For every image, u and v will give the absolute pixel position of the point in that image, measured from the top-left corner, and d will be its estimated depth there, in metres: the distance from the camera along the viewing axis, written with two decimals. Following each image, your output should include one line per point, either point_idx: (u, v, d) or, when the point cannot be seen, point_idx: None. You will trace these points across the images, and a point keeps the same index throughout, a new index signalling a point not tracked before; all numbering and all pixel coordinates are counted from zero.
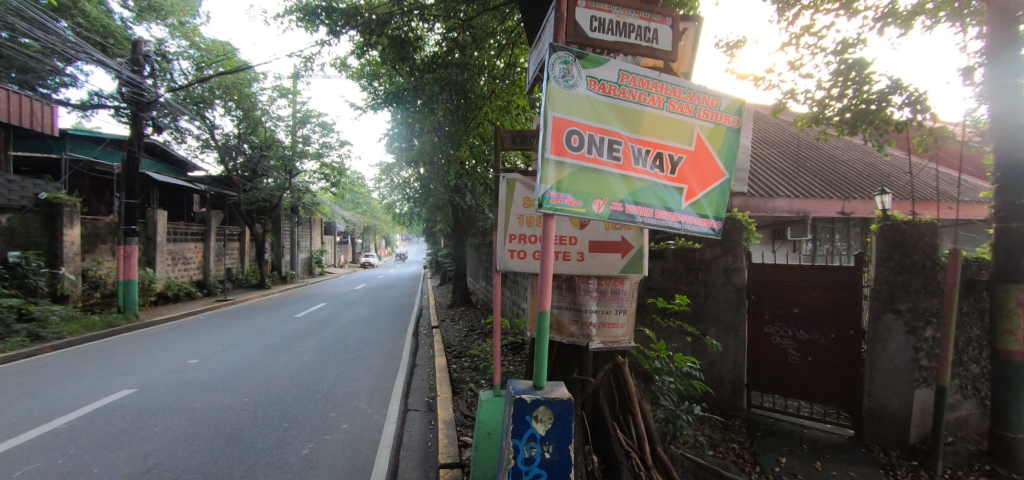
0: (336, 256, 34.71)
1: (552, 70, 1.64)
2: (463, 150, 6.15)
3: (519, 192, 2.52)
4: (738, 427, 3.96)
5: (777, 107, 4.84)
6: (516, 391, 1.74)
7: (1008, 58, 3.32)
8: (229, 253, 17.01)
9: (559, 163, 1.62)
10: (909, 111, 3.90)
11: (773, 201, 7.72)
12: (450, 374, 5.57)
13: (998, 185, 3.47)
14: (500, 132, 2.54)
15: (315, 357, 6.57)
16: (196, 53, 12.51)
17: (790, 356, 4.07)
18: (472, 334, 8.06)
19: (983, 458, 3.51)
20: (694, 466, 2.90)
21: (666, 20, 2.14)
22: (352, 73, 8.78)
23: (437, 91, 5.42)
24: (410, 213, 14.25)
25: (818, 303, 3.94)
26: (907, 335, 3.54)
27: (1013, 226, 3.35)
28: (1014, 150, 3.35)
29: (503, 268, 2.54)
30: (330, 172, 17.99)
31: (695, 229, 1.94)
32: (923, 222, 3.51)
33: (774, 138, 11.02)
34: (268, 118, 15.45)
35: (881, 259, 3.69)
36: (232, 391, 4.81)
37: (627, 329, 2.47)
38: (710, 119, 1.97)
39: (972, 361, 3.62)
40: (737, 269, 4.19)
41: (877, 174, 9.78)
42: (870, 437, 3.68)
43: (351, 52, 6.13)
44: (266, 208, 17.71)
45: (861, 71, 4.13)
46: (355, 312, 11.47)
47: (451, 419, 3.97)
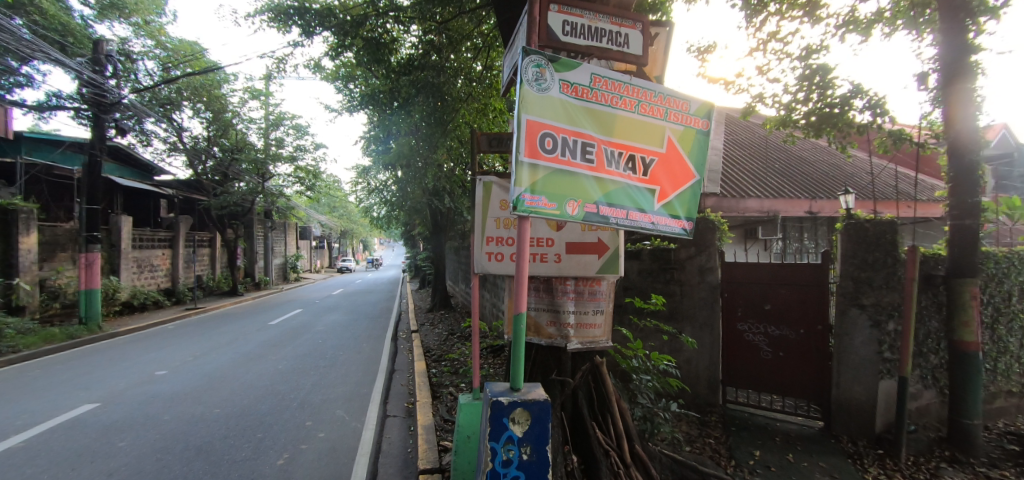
0: (311, 261, 33.95)
1: (525, 73, 1.65)
2: (441, 153, 6.13)
3: (495, 194, 2.53)
4: (715, 422, 4.04)
5: (747, 110, 4.97)
6: (493, 394, 1.73)
7: (957, 64, 3.53)
8: (199, 260, 16.43)
9: (533, 165, 1.63)
10: (870, 114, 4.08)
11: (744, 202, 7.95)
12: (431, 379, 5.51)
13: (951, 185, 3.66)
14: (476, 134, 2.51)
15: (291, 365, 6.42)
16: (163, 53, 12.09)
17: (762, 352, 4.18)
18: (452, 338, 8.01)
19: (943, 444, 3.68)
20: (672, 462, 2.95)
21: (637, 25, 2.19)
22: (327, 74, 8.63)
23: (413, 94, 5.51)
24: (387, 217, 14.10)
25: (787, 299, 4.07)
26: (871, 329, 3.69)
27: (966, 224, 3.53)
28: (964, 150, 3.56)
29: (480, 270, 2.54)
30: (305, 175, 17.64)
31: (668, 229, 1.98)
32: (884, 220, 3.69)
33: (744, 140, 11.37)
34: (240, 121, 15.08)
35: (847, 256, 3.84)
36: (203, 402, 4.65)
37: (605, 329, 2.51)
38: (680, 122, 2.02)
39: (931, 352, 3.80)
40: (711, 268, 4.29)
41: (842, 174, 10.21)
42: (838, 428, 3.81)
43: (326, 53, 6.05)
44: (238, 213, 17.23)
45: (825, 76, 4.29)
46: (333, 318, 11.25)
47: (431, 424, 3.95)
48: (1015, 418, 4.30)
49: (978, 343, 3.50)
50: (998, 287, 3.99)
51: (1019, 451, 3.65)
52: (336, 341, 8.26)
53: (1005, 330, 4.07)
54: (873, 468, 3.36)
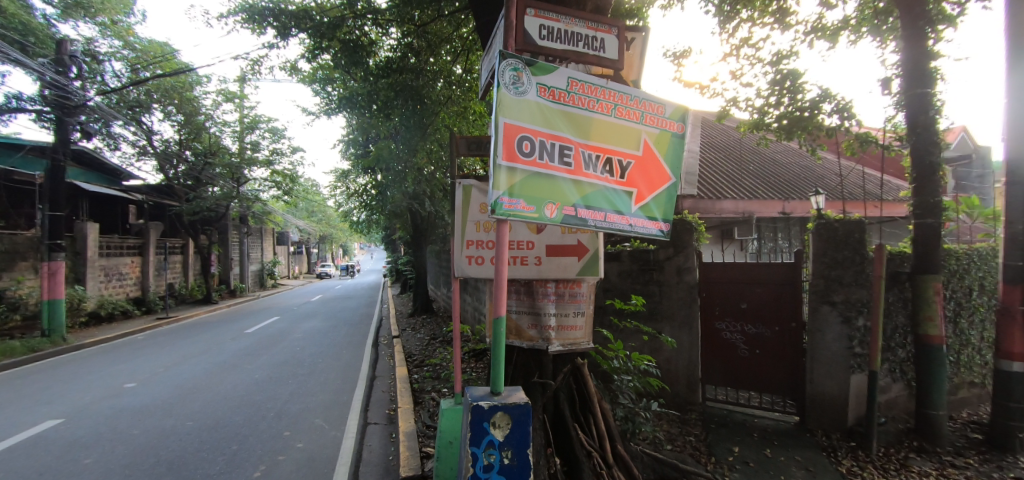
0: (289, 267, 33.25)
1: (502, 77, 1.64)
2: (421, 156, 6.10)
3: (475, 198, 2.52)
4: (694, 420, 4.10)
5: (721, 113, 5.09)
6: (473, 399, 1.72)
7: (918, 70, 3.69)
8: (170, 267, 15.92)
9: (511, 169, 1.62)
10: (838, 117, 4.23)
11: (720, 203, 8.14)
12: (412, 384, 5.44)
13: (914, 185, 3.81)
14: (455, 137, 2.50)
15: (267, 374, 6.25)
16: (131, 54, 11.69)
17: (739, 349, 4.28)
18: (434, 342, 7.94)
19: (911, 435, 3.82)
20: (654, 462, 2.98)
21: (612, 30, 2.22)
22: (304, 77, 8.46)
23: (392, 97, 5.44)
24: (367, 222, 13.92)
25: (762, 298, 4.18)
26: (842, 325, 3.81)
27: (928, 222, 3.68)
28: (925, 152, 3.72)
29: (460, 274, 2.53)
30: (281, 180, 17.32)
31: (645, 231, 2.01)
32: (852, 219, 3.82)
33: (720, 143, 11.66)
34: (213, 124, 14.69)
35: (817, 254, 3.96)
36: (175, 415, 4.48)
37: (585, 331, 2.52)
38: (655, 125, 2.06)
39: (898, 346, 3.94)
40: (688, 268, 4.35)
41: (812, 176, 10.57)
42: (813, 422, 3.91)
43: (302, 55, 5.95)
44: (211, 219, 16.74)
45: (795, 81, 4.43)
46: (312, 325, 11.04)
47: (413, 431, 3.90)
48: (977, 407, 4.50)
49: (941, 337, 3.66)
50: (960, 283, 4.17)
51: (981, 439, 3.82)
52: (315, 348, 8.10)
53: (966, 323, 4.26)
54: (846, 460, 3.45)
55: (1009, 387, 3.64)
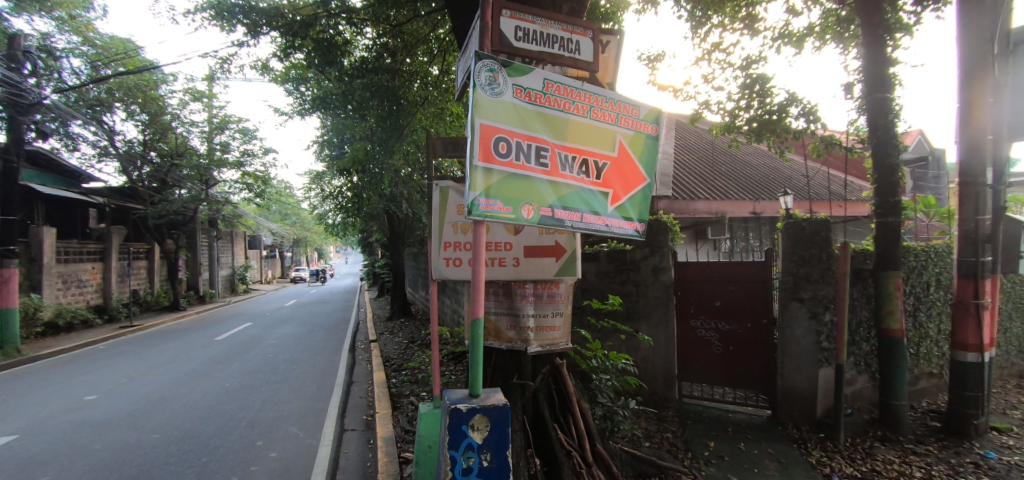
0: (262, 271, 32.31)
1: (478, 78, 1.63)
2: (397, 157, 6.03)
3: (452, 199, 2.51)
4: (671, 417, 4.17)
5: (694, 116, 5.21)
6: (451, 402, 1.70)
7: (878, 76, 3.87)
8: (135, 273, 15.25)
9: (487, 170, 1.60)
10: (804, 120, 4.38)
11: (694, 204, 8.31)
12: (390, 389, 5.36)
13: (876, 186, 3.98)
14: (431, 139, 2.47)
15: (239, 382, 6.06)
16: (91, 50, 11.17)
17: (713, 346, 4.39)
18: (412, 346, 7.85)
19: (875, 425, 3.98)
20: (632, 459, 3.02)
21: (587, 32, 2.25)
22: (276, 76, 8.24)
23: (367, 97, 5.30)
24: (342, 224, 13.66)
25: (734, 295, 4.29)
26: (810, 320, 3.94)
27: (889, 221, 3.85)
28: (886, 154, 3.89)
29: (438, 276, 2.50)
30: (252, 181, 16.85)
31: (621, 231, 2.03)
32: (819, 219, 3.95)
33: (693, 145, 11.95)
34: (179, 124, 14.17)
35: (787, 253, 4.09)
36: (140, 427, 4.30)
37: (564, 331, 2.53)
38: (630, 127, 2.09)
39: (863, 340, 4.10)
40: (664, 268, 4.43)
41: (781, 177, 10.94)
42: (784, 415, 4.04)
43: (274, 55, 5.82)
44: (178, 223, 16.14)
45: (764, 85, 4.57)
46: (286, 330, 10.75)
47: (391, 436, 3.84)
48: (935, 397, 4.73)
49: (902, 330, 3.84)
50: (918, 279, 4.38)
51: (939, 427, 4.01)
52: (289, 354, 7.89)
53: (925, 317, 4.48)
54: (815, 451, 3.56)
55: (964, 377, 3.84)
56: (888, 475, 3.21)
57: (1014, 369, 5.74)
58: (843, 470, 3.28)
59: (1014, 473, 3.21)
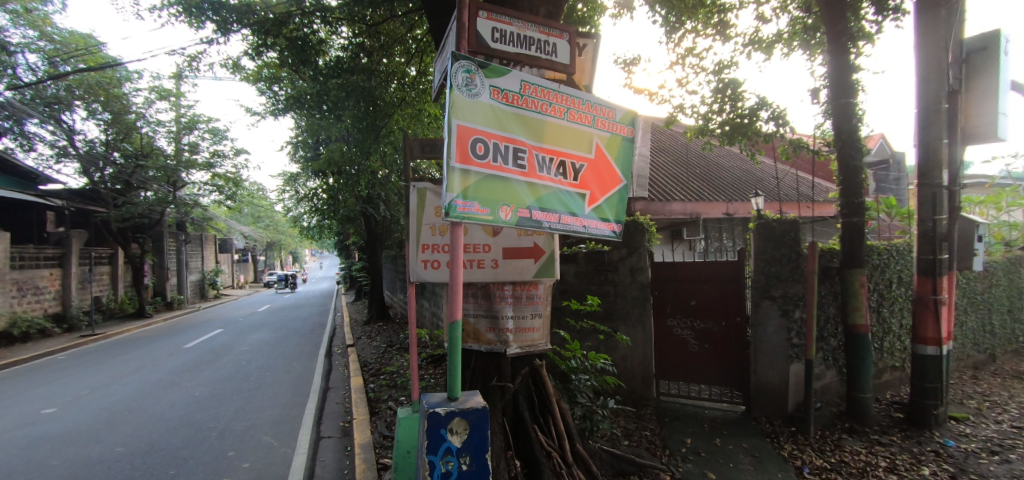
0: (234, 276, 31.33)
1: (455, 78, 1.62)
2: (374, 159, 5.94)
3: (429, 201, 2.49)
4: (649, 415, 4.24)
5: (669, 119, 5.32)
6: (429, 406, 1.68)
7: (843, 82, 4.03)
8: (97, 279, 14.57)
9: (464, 171, 1.59)
10: (774, 124, 4.52)
11: (670, 205, 8.45)
12: (368, 394, 5.27)
13: (842, 187, 4.13)
14: (408, 140, 2.44)
15: (209, 390, 5.86)
16: (49, 45, 10.66)
17: (689, 345, 4.49)
18: (391, 350, 7.73)
19: (843, 417, 4.14)
20: (612, 458, 3.05)
21: (564, 34, 2.26)
22: (248, 75, 8.02)
23: (343, 98, 5.16)
24: (317, 227, 13.38)
25: (709, 294, 4.38)
26: (781, 318, 4.06)
27: (854, 221, 4.01)
28: (850, 156, 4.05)
29: (416, 279, 2.47)
30: (223, 183, 16.36)
31: (598, 232, 2.05)
32: (789, 219, 4.09)
33: (669, 147, 12.20)
34: (145, 124, 13.62)
35: (759, 252, 4.20)
36: (103, 440, 4.11)
37: (543, 332, 2.54)
38: (607, 129, 2.11)
39: (830, 336, 4.26)
40: (641, 268, 4.50)
41: (752, 179, 11.27)
42: (757, 410, 4.15)
43: (245, 53, 5.68)
44: (143, 226, 15.51)
45: (735, 89, 4.71)
46: (260, 336, 10.45)
47: (369, 442, 3.78)
48: (898, 389, 4.94)
49: (866, 326, 4.00)
50: (881, 276, 4.57)
51: (902, 418, 4.20)
52: (262, 361, 7.67)
53: (888, 312, 4.68)
54: (787, 444, 3.67)
55: (924, 369, 4.03)
56: (855, 466, 3.33)
57: (970, 361, 6.05)
58: (814, 462, 3.39)
59: (971, 460, 3.38)
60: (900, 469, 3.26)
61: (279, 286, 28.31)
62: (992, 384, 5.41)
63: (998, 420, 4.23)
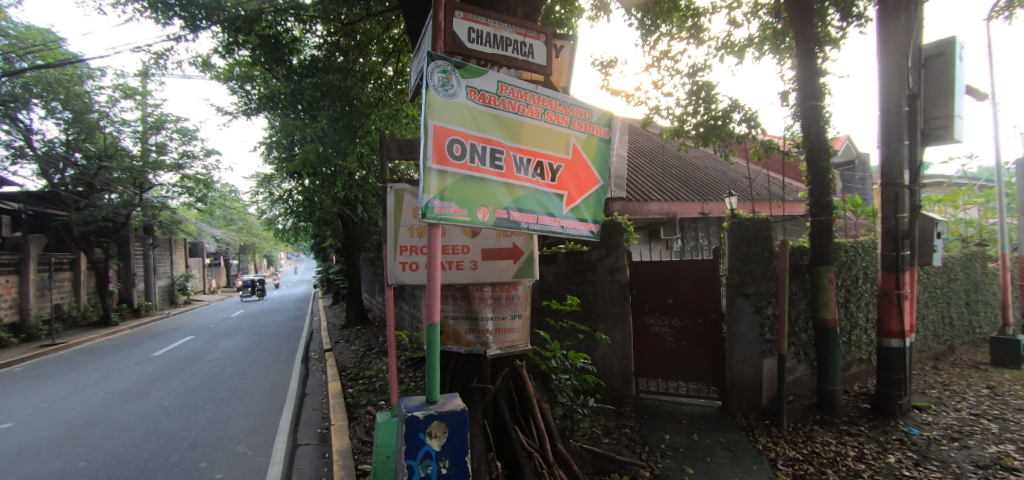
0: (205, 280, 30.37)
1: (431, 78, 1.61)
2: (351, 160, 5.84)
3: (407, 202, 2.46)
4: (629, 412, 4.29)
5: (646, 121, 5.41)
6: (408, 409, 1.66)
7: (810, 85, 4.17)
8: (57, 286, 13.90)
9: (441, 172, 1.57)
10: (746, 125, 4.64)
11: (647, 205, 8.57)
12: (346, 400, 5.17)
13: (810, 187, 4.26)
14: (385, 140, 2.40)
15: (179, 399, 5.66)
16: (3, 40, 10.15)
17: (667, 342, 4.57)
18: (370, 354, 7.62)
19: (814, 409, 4.28)
20: (592, 456, 3.07)
21: (540, 36, 2.28)
22: (219, 73, 7.81)
23: (318, 97, 5.03)
24: (292, 230, 13.08)
25: (686, 292, 4.46)
26: (754, 314, 4.17)
27: (822, 220, 4.15)
28: (818, 157, 4.19)
29: (394, 281, 2.43)
30: (193, 185, 15.86)
31: (576, 232, 2.06)
32: (761, 218, 4.20)
33: (645, 148, 12.41)
34: (108, 123, 13.07)
35: (732, 250, 4.31)
36: (64, 455, 3.91)
37: (522, 333, 2.55)
38: (584, 130, 2.13)
39: (801, 331, 4.39)
40: (619, 267, 4.55)
41: (726, 179, 11.58)
42: (733, 405, 4.25)
43: (215, 51, 5.51)
44: (107, 230, 14.86)
45: (709, 92, 4.83)
46: (233, 343, 10.15)
47: (348, 448, 3.71)
48: (865, 381, 5.14)
49: (835, 320, 4.15)
50: (848, 272, 4.75)
51: (869, 408, 4.37)
52: (236, 368, 7.45)
53: (855, 307, 4.87)
54: (762, 437, 3.77)
55: (890, 361, 4.20)
56: (826, 456, 3.44)
57: (931, 353, 6.34)
58: (787, 454, 3.49)
59: (933, 446, 3.55)
60: (867, 458, 3.39)
61: (243, 294, 24.78)
62: (951, 374, 5.68)
63: (958, 408, 4.44)
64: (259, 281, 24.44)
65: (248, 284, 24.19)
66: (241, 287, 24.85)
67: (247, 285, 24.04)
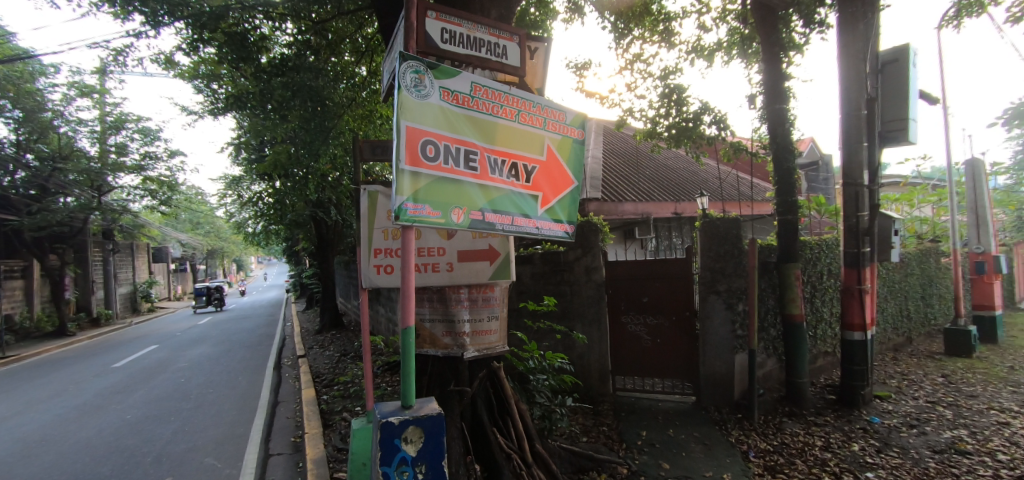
0: (171, 287, 29.20)
1: (403, 79, 1.59)
2: (323, 161, 5.71)
3: (381, 204, 2.43)
4: (606, 410, 4.34)
5: (619, 122, 5.49)
6: (382, 415, 1.63)
7: (776, 89, 4.31)
8: (7, 295, 13.09)
9: (415, 173, 1.55)
10: (716, 127, 4.77)
11: (622, 205, 8.70)
12: (320, 407, 5.05)
13: (778, 187, 4.40)
14: (358, 141, 2.35)
15: (143, 412, 5.41)
16: None
17: (643, 340, 4.64)
18: (345, 359, 7.46)
19: (783, 401, 4.42)
20: (571, 455, 3.09)
21: (514, 38, 2.28)
22: (183, 72, 7.53)
23: (288, 97, 4.88)
24: (262, 233, 12.71)
25: (660, 291, 4.54)
26: (726, 310, 4.28)
27: (788, 218, 4.28)
28: (784, 158, 4.34)
29: (368, 285, 2.38)
30: (156, 187, 15.23)
31: (551, 233, 2.07)
32: (731, 218, 4.32)
33: (620, 149, 12.62)
34: (63, 123, 12.43)
35: (705, 249, 4.41)
36: (14, 474, 3.68)
37: (499, 334, 2.54)
38: (557, 131, 2.15)
39: (770, 326, 4.53)
40: (595, 267, 4.60)
41: (697, 179, 11.90)
42: (707, 400, 4.35)
43: (179, 48, 5.30)
44: (63, 235, 14.09)
45: (680, 94, 4.93)
46: (200, 351, 9.77)
47: (322, 456, 3.62)
48: (830, 373, 5.36)
49: (801, 315, 4.31)
50: (813, 269, 4.94)
51: (834, 399, 4.55)
52: (204, 377, 7.18)
53: (820, 302, 5.06)
54: (734, 430, 3.86)
55: (852, 353, 4.38)
56: (795, 446, 3.56)
57: (890, 344, 6.65)
58: (759, 446, 3.59)
59: (893, 434, 3.72)
60: (833, 447, 3.52)
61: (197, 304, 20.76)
62: (909, 364, 5.98)
63: (915, 396, 4.68)
64: (214, 288, 20.59)
65: (200, 293, 20.36)
66: (195, 297, 21.05)
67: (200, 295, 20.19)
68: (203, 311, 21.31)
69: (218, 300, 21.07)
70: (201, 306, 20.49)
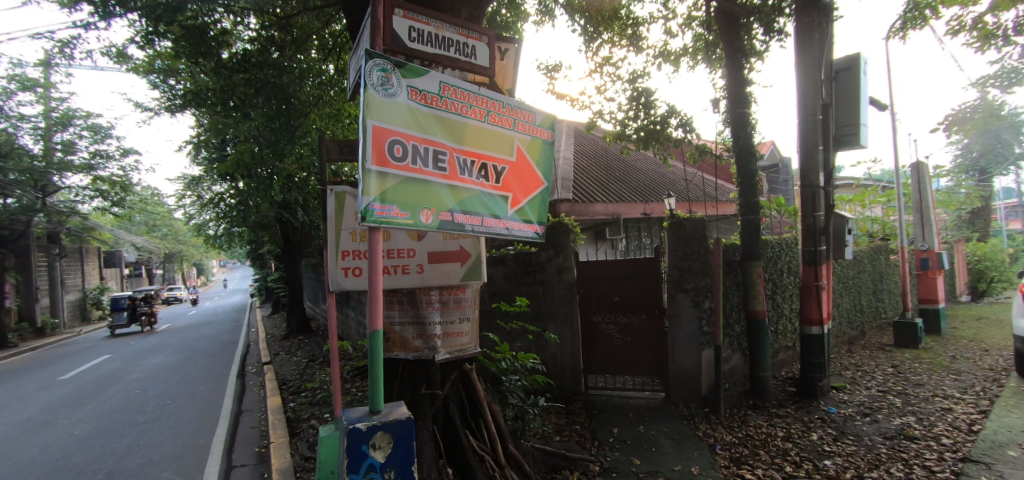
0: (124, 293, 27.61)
1: (369, 77, 1.55)
2: (289, 161, 5.53)
3: (349, 205, 2.37)
4: (578, 409, 4.40)
5: (589, 124, 5.56)
6: (349, 421, 1.59)
7: (739, 93, 4.47)
8: None
9: (382, 174, 1.51)
10: (682, 130, 4.91)
11: (592, 206, 8.81)
12: (287, 415, 4.88)
13: (741, 187, 4.55)
14: (324, 141, 2.28)
15: (94, 426, 5.10)
16: None
17: (614, 338, 4.71)
18: (313, 364, 7.25)
19: (748, 394, 4.59)
20: (544, 455, 3.12)
21: (483, 38, 2.28)
22: (137, 66, 7.16)
23: (251, 94, 4.74)
24: (225, 235, 12.22)
25: (631, 290, 4.62)
26: (693, 308, 4.41)
27: (751, 218, 4.44)
28: (746, 159, 4.50)
29: (336, 288, 2.33)
30: (108, 187, 14.41)
31: (521, 233, 2.08)
32: (698, 218, 4.44)
33: (590, 151, 12.83)
34: (3, 119, 11.61)
35: (672, 249, 4.52)
36: None
37: (471, 335, 2.54)
38: (527, 132, 2.16)
39: (735, 322, 4.69)
40: (567, 267, 4.66)
41: (665, 181, 12.23)
42: (676, 395, 4.46)
43: (131, 41, 5.02)
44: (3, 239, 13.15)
45: (648, 98, 5.04)
46: (158, 360, 9.28)
47: (289, 465, 3.52)
48: (791, 366, 5.58)
49: (763, 311, 4.48)
50: (774, 267, 5.16)
51: (794, 391, 4.75)
52: (162, 387, 6.83)
53: (781, 298, 5.28)
54: (702, 424, 3.98)
55: (811, 346, 4.58)
56: (758, 438, 3.70)
57: (845, 337, 7.00)
58: (725, 438, 3.71)
59: (849, 422, 3.92)
60: (794, 437, 3.68)
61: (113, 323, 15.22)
62: (862, 356, 6.31)
63: (868, 386, 4.94)
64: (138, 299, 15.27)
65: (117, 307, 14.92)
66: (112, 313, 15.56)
67: (117, 310, 14.79)
68: (125, 332, 15.80)
69: (145, 315, 15.68)
70: (120, 325, 14.91)
